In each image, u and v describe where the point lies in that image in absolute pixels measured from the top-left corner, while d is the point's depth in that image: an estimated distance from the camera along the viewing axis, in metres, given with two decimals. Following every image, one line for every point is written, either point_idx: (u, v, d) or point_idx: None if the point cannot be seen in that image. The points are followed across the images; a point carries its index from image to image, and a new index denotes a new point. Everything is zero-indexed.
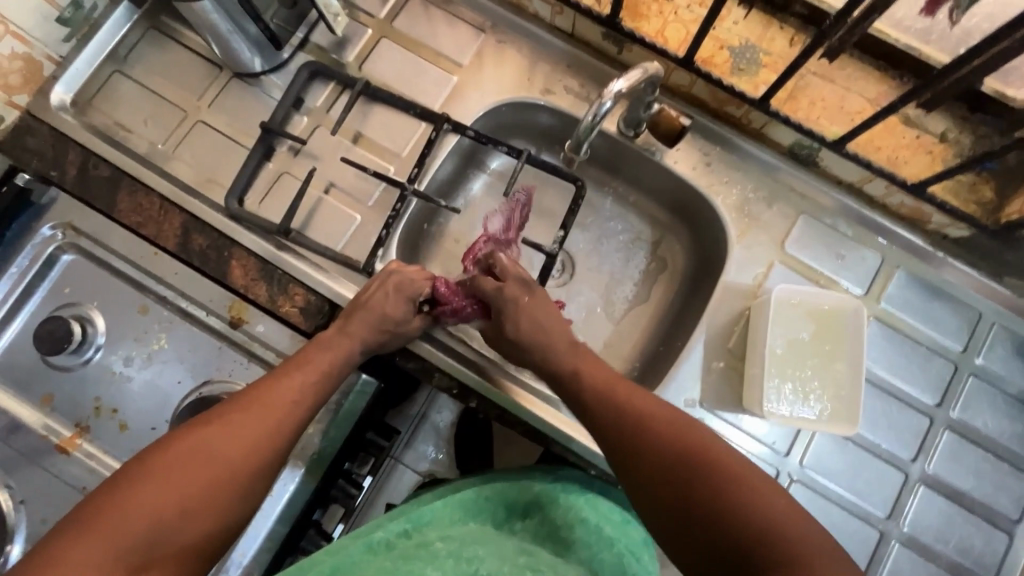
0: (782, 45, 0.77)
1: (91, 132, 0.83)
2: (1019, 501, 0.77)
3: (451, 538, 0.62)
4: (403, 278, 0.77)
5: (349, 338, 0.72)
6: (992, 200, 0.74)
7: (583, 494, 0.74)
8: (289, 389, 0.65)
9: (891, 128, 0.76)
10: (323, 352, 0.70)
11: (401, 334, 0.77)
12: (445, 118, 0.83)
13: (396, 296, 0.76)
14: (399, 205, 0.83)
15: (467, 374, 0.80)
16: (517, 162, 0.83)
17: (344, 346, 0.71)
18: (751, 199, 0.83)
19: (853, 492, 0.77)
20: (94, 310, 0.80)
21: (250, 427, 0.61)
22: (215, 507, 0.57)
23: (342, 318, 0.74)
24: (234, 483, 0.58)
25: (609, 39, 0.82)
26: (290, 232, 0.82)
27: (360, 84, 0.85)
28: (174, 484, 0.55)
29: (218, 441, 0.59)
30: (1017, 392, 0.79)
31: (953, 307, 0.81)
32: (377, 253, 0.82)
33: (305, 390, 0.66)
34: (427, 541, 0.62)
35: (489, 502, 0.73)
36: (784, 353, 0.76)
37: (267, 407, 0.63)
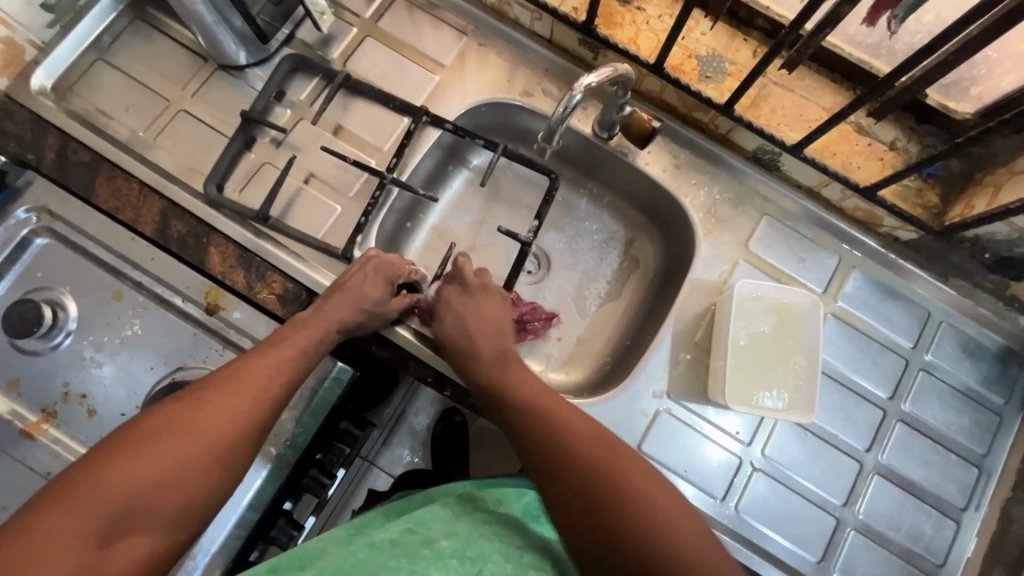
0: (746, 55, 0.82)
1: (72, 118, 0.83)
2: (966, 490, 0.81)
3: (456, 535, 0.63)
4: (379, 262, 0.79)
5: (327, 318, 0.73)
6: (937, 205, 0.80)
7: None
8: (263, 366, 0.66)
9: (845, 135, 0.81)
10: (298, 332, 0.71)
11: (377, 319, 0.78)
12: (424, 110, 0.86)
13: (375, 280, 0.78)
14: (379, 193, 0.85)
15: (445, 363, 0.82)
16: (494, 156, 0.85)
17: (319, 327, 0.72)
18: (718, 201, 0.87)
19: (812, 481, 0.80)
20: (66, 294, 0.80)
21: (224, 403, 0.61)
22: (191, 483, 0.56)
23: (321, 301, 0.75)
24: (209, 459, 0.58)
25: (585, 45, 0.86)
26: (268, 219, 0.83)
27: (343, 76, 0.87)
28: (148, 461, 0.54)
29: (191, 417, 0.59)
30: (963, 386, 0.84)
31: (904, 305, 0.86)
32: (357, 242, 0.84)
33: (281, 367, 0.67)
34: (432, 537, 0.62)
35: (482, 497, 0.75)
36: (746, 344, 0.79)
37: (243, 384, 0.63)
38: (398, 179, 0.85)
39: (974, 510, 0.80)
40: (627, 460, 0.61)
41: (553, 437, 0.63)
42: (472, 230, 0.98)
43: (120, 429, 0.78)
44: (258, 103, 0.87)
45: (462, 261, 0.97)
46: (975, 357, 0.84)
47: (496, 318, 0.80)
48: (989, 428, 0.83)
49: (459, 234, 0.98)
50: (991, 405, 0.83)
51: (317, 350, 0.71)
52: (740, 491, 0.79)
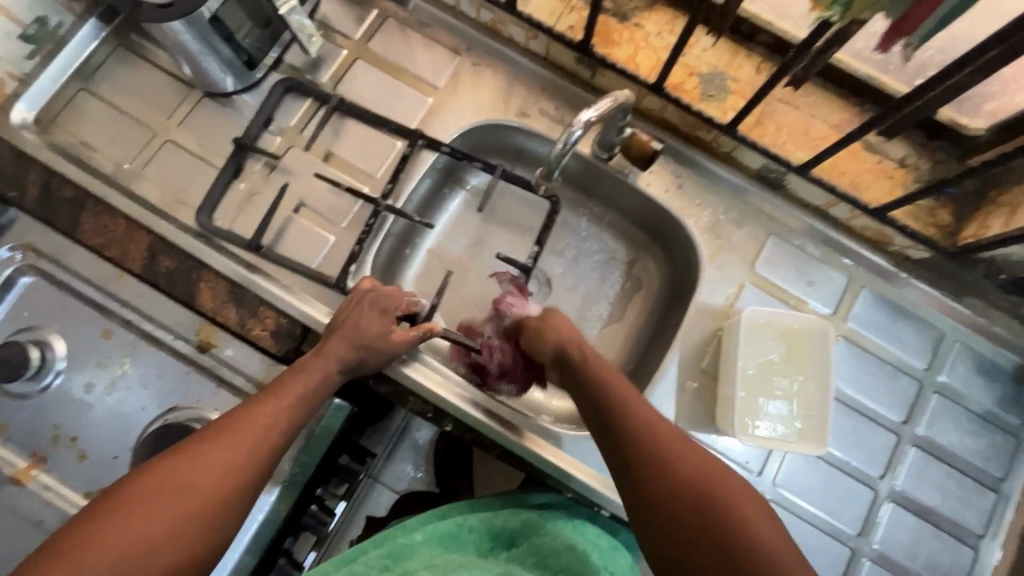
0: (749, 72, 0.79)
1: (55, 152, 0.81)
2: (983, 515, 0.79)
3: (435, 566, 0.59)
4: (378, 296, 0.77)
5: (327, 359, 0.70)
6: (950, 224, 0.77)
7: (569, 521, 0.72)
8: (262, 414, 0.63)
9: (853, 153, 0.78)
10: (298, 375, 0.68)
11: (375, 353, 0.75)
12: (419, 133, 0.85)
13: (371, 313, 0.76)
14: (373, 220, 0.83)
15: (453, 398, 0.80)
16: (493, 178, 0.85)
17: (322, 368, 0.70)
18: (722, 221, 0.85)
19: (826, 510, 0.78)
20: (53, 334, 0.78)
21: (219, 456, 0.58)
22: (182, 544, 0.54)
23: (321, 340, 0.74)
24: (202, 517, 0.55)
25: (582, 64, 0.83)
26: (260, 248, 0.82)
27: (337, 99, 0.86)
28: (139, 521, 0.52)
29: (185, 472, 0.56)
30: (978, 409, 0.81)
31: (916, 325, 0.83)
32: (350, 270, 0.82)
33: (279, 414, 0.64)
34: (412, 569, 0.59)
35: (472, 532, 0.70)
36: (755, 373, 0.77)
37: (239, 435, 0.60)
38: (392, 205, 0.83)
39: (991, 537, 0.78)
40: (729, 482, 0.57)
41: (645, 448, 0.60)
42: (470, 253, 0.95)
43: (112, 473, 0.76)
44: (265, 102, 0.86)
45: (460, 287, 0.94)
46: (990, 378, 0.82)
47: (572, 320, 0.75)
48: (1007, 451, 0.80)
49: (456, 258, 0.95)
50: (1008, 427, 0.81)
51: (315, 394, 0.68)
52: None
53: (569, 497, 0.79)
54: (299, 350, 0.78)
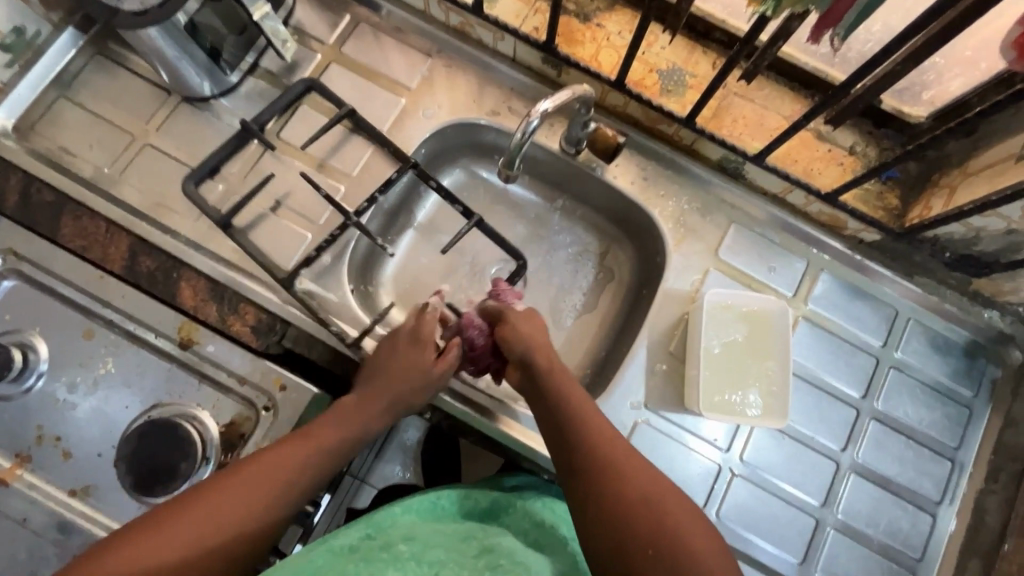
0: (706, 67, 0.84)
1: (35, 158, 0.83)
2: (940, 483, 0.83)
3: (414, 538, 0.62)
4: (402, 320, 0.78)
5: (367, 405, 0.72)
6: (898, 207, 0.82)
7: (538, 498, 0.76)
8: (287, 462, 0.64)
9: (805, 142, 0.83)
10: (326, 426, 0.70)
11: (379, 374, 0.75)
12: (411, 163, 0.85)
13: (419, 346, 0.76)
14: (340, 232, 0.83)
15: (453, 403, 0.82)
16: (467, 226, 0.85)
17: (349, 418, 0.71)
18: (686, 211, 0.89)
19: (792, 483, 0.81)
20: (35, 336, 0.79)
21: (238, 500, 0.60)
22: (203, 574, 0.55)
23: (364, 379, 0.74)
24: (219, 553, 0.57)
25: (548, 63, 0.87)
26: (229, 227, 0.81)
27: (348, 111, 0.86)
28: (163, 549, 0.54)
29: (203, 514, 0.58)
30: (933, 382, 0.85)
31: (872, 305, 0.87)
32: (298, 271, 0.81)
33: (303, 463, 0.65)
34: (391, 543, 0.61)
35: (445, 512, 0.73)
36: (719, 353, 0.80)
37: (271, 469, 0.63)
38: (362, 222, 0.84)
39: (948, 503, 0.82)
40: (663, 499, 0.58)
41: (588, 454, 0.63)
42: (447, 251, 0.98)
43: (96, 470, 0.77)
44: (285, 94, 0.85)
45: (438, 281, 0.97)
46: (943, 353, 0.86)
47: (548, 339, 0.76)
48: (960, 421, 0.84)
49: (433, 254, 0.97)
50: (961, 399, 0.85)
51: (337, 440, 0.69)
52: (721, 498, 0.80)
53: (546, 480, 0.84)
54: (279, 343, 0.83)
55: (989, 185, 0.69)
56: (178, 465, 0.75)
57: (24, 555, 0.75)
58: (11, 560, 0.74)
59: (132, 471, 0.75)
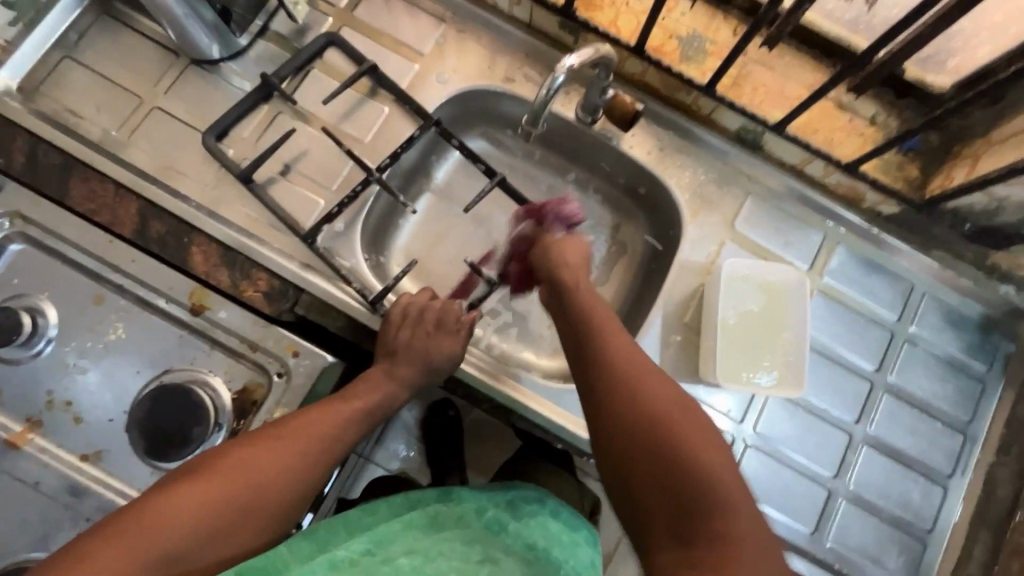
0: (726, 35, 0.82)
1: (41, 120, 0.81)
2: (951, 456, 0.83)
3: (415, 551, 0.61)
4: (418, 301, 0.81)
5: (395, 381, 0.75)
6: (918, 177, 0.80)
7: (532, 515, 0.70)
8: (331, 419, 0.68)
9: (826, 112, 0.81)
10: (371, 392, 0.73)
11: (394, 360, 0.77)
12: (435, 121, 0.86)
13: (444, 327, 0.80)
14: (361, 189, 0.83)
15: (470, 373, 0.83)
16: (490, 184, 0.86)
17: (387, 388, 0.75)
18: (702, 182, 0.88)
19: (804, 455, 0.82)
20: (44, 300, 0.78)
21: (283, 450, 0.63)
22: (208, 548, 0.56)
23: (386, 361, 0.77)
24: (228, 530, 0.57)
25: (564, 29, 0.85)
26: (250, 182, 0.83)
27: (369, 67, 0.86)
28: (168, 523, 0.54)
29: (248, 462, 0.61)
30: (946, 356, 0.85)
31: (887, 278, 0.87)
32: (322, 226, 0.83)
33: (344, 423, 0.69)
34: (391, 556, 0.60)
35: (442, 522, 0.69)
36: (735, 323, 0.80)
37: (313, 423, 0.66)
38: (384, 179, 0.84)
39: (960, 475, 0.82)
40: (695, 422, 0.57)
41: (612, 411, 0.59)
42: (458, 223, 0.96)
43: (108, 436, 0.77)
44: (300, 55, 0.85)
45: (451, 252, 0.95)
46: (958, 327, 0.86)
47: (580, 262, 0.78)
48: (973, 394, 0.84)
49: (444, 226, 0.96)
50: (975, 373, 0.85)
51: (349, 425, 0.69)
52: None
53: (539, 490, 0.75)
54: (291, 311, 0.81)
55: (1013, 153, 0.68)
56: (191, 430, 0.75)
57: (35, 519, 0.74)
58: (22, 524, 0.74)
59: (143, 434, 0.74)
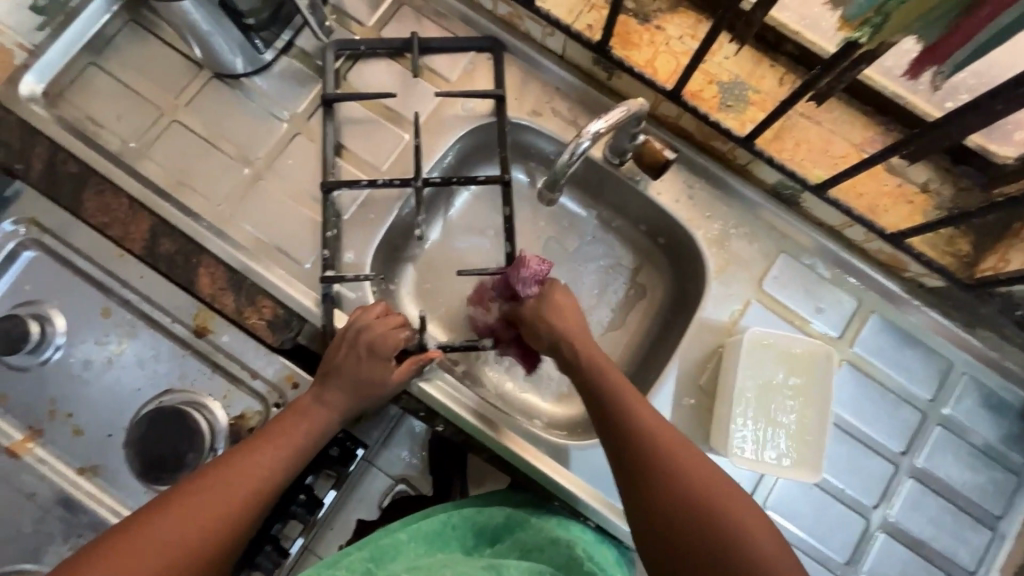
0: (772, 83, 0.77)
1: (62, 127, 0.81)
2: (976, 552, 0.77)
3: (416, 569, 0.60)
4: (374, 335, 0.73)
5: (327, 410, 0.70)
6: (968, 254, 0.75)
7: (554, 517, 0.73)
8: (261, 465, 0.64)
9: (873, 174, 0.76)
10: (299, 419, 0.69)
11: (374, 396, 0.73)
12: (504, 180, 0.82)
13: (371, 357, 0.73)
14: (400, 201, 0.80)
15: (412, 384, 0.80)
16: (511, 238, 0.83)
17: (321, 416, 0.70)
18: (731, 235, 0.83)
19: (814, 536, 0.77)
20: (54, 309, 0.79)
21: (216, 506, 0.59)
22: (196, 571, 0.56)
23: (315, 386, 0.72)
24: (220, 548, 0.58)
25: (598, 65, 0.81)
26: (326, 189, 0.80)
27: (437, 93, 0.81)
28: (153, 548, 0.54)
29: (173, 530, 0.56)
30: (981, 444, 0.79)
31: (924, 354, 0.81)
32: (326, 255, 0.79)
33: (275, 466, 0.65)
34: (391, 574, 0.60)
35: (456, 529, 0.71)
36: (754, 394, 0.76)
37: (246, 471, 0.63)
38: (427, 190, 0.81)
39: None
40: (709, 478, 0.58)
41: (644, 457, 0.59)
42: (473, 255, 0.93)
43: (104, 451, 0.77)
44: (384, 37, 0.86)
45: (463, 283, 0.92)
46: (997, 413, 0.80)
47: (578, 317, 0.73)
48: (1007, 488, 0.78)
49: (459, 256, 0.93)
50: (1011, 465, 0.79)
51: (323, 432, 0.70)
52: None
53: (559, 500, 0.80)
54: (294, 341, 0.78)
55: None
56: (185, 454, 0.74)
57: (29, 528, 0.75)
58: (15, 532, 0.75)
59: (140, 455, 0.74)
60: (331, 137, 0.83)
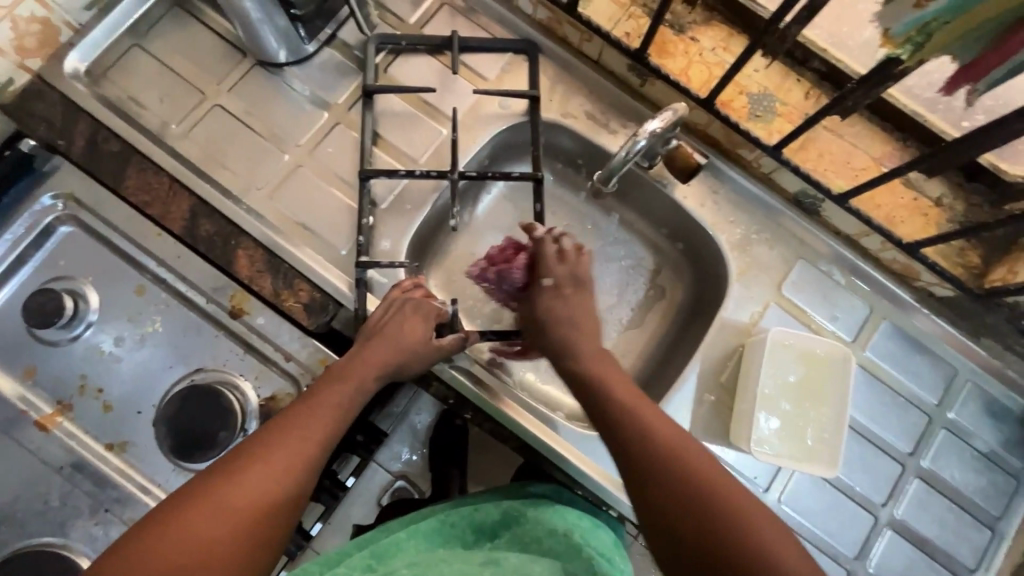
0: (798, 97, 0.80)
1: (104, 105, 0.81)
2: (976, 551, 0.81)
3: (417, 564, 0.62)
4: (415, 302, 0.75)
5: (365, 364, 0.69)
6: (979, 265, 0.79)
7: (552, 505, 0.73)
8: (323, 413, 0.64)
9: (892, 188, 0.80)
10: (339, 383, 0.67)
11: (413, 359, 0.73)
12: (537, 178, 0.84)
13: (413, 320, 0.74)
14: (439, 190, 0.82)
15: (445, 369, 0.81)
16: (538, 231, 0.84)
17: (361, 375, 0.68)
18: (753, 239, 0.86)
19: (826, 531, 0.80)
20: (88, 285, 0.79)
21: (289, 457, 0.58)
22: (258, 543, 0.54)
23: (358, 345, 0.72)
24: (295, 498, 0.58)
25: (633, 71, 0.84)
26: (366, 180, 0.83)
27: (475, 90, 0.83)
28: (223, 515, 0.53)
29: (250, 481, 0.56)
30: (983, 448, 0.83)
31: (932, 361, 0.85)
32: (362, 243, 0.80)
33: (333, 419, 0.64)
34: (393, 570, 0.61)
35: (456, 527, 0.72)
36: (772, 393, 0.79)
37: (310, 422, 0.62)
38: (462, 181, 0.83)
39: (983, 572, 0.80)
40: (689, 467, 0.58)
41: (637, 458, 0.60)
42: None
43: (133, 428, 0.77)
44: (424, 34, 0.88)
45: None
46: (997, 419, 0.84)
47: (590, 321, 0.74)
48: (1006, 490, 0.82)
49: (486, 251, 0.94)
50: (1010, 468, 0.83)
51: (352, 403, 0.66)
52: None
53: (567, 492, 0.80)
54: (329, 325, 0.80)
55: None
56: (217, 433, 0.75)
57: (55, 502, 0.75)
58: (41, 505, 0.75)
59: (171, 432, 0.76)
60: (369, 125, 0.85)
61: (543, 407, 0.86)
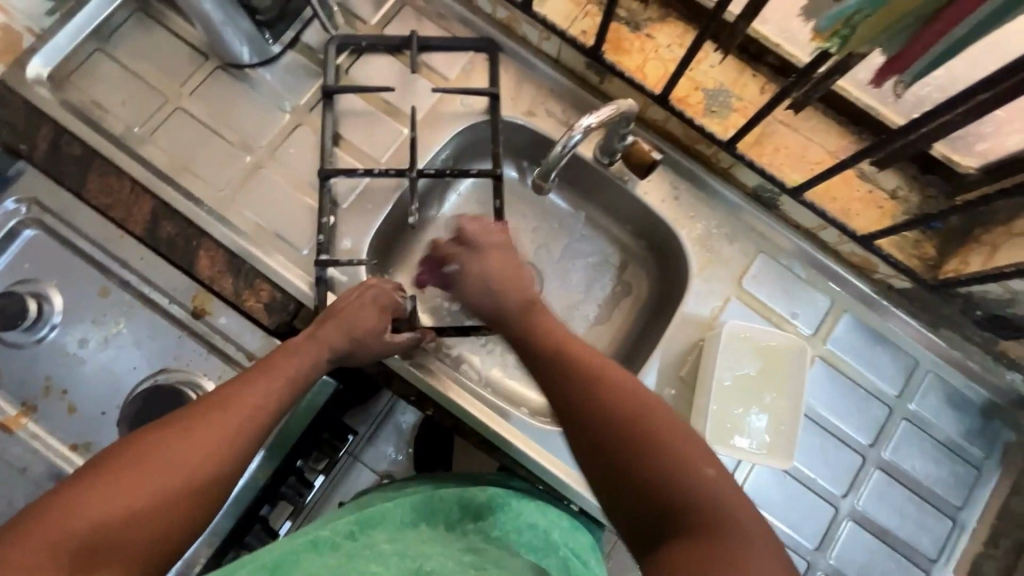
0: (753, 91, 0.81)
1: (67, 110, 0.82)
2: (937, 541, 0.81)
3: (399, 539, 0.60)
4: (379, 291, 0.76)
5: (316, 343, 0.68)
6: (933, 257, 0.80)
7: (533, 501, 0.73)
8: (277, 381, 0.63)
9: (847, 181, 0.81)
10: (289, 357, 0.66)
11: (365, 347, 0.73)
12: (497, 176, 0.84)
13: (369, 308, 0.74)
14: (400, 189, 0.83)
15: (403, 365, 0.82)
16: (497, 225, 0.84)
17: (316, 348, 0.68)
18: (713, 234, 0.87)
19: (788, 523, 0.80)
20: (52, 288, 0.80)
21: (234, 419, 0.58)
22: (194, 501, 0.53)
23: (314, 324, 0.71)
24: (237, 460, 0.57)
25: (591, 69, 0.85)
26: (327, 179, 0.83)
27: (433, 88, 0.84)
28: (162, 472, 0.52)
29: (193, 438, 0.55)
30: (944, 439, 0.84)
31: (892, 353, 0.85)
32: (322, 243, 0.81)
33: (286, 386, 0.63)
34: (374, 542, 0.59)
35: (440, 505, 0.70)
36: (731, 385, 0.80)
37: (260, 387, 0.61)
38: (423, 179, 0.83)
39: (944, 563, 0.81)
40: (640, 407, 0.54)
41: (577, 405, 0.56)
42: None
43: (98, 428, 0.78)
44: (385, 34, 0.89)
45: None
46: (959, 410, 0.84)
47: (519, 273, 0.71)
48: (967, 481, 0.83)
49: None
50: (971, 458, 0.83)
51: (303, 377, 0.66)
52: None
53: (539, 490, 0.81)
54: (291, 325, 0.80)
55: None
56: None
57: (21, 503, 0.76)
58: (6, 506, 0.75)
59: (133, 433, 0.77)
60: (330, 126, 0.86)
61: (506, 403, 0.86)
